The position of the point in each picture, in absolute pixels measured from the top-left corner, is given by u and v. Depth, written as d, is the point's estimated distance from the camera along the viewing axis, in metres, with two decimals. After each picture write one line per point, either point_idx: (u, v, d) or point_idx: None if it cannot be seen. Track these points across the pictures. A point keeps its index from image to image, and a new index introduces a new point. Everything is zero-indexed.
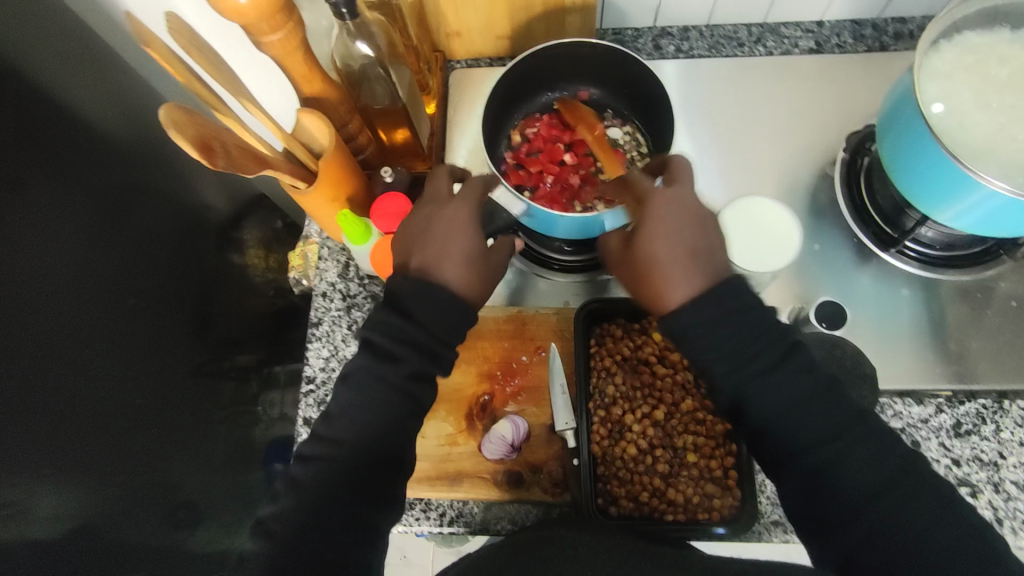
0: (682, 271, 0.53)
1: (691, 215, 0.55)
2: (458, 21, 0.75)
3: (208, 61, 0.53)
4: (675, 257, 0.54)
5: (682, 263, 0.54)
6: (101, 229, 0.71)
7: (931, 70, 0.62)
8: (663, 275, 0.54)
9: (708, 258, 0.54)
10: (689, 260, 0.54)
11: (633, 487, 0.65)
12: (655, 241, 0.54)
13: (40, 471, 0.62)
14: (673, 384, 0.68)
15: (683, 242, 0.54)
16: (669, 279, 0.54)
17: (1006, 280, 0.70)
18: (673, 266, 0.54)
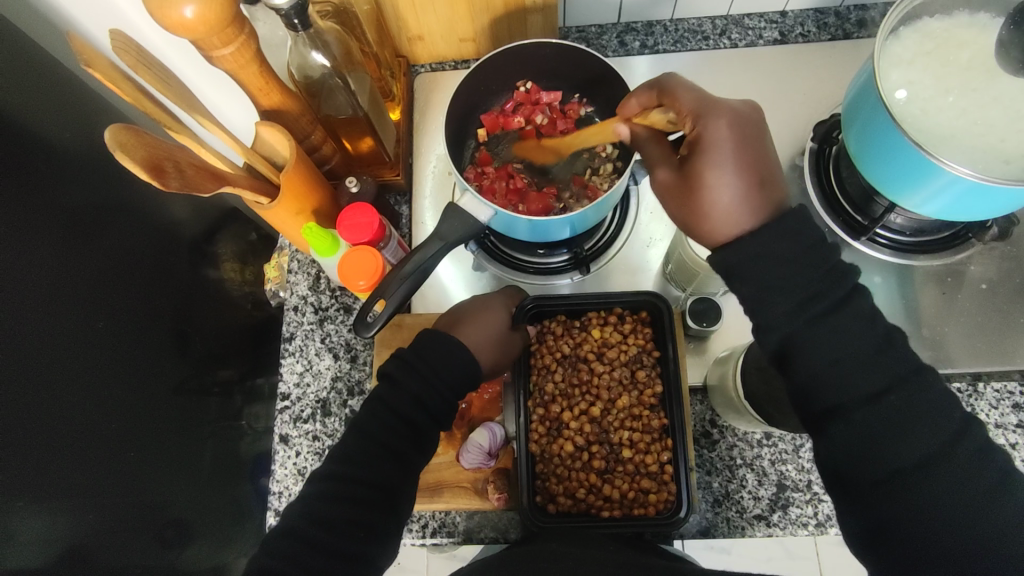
0: (746, 211, 0.48)
1: (749, 140, 0.50)
2: (418, 25, 0.74)
3: (158, 78, 0.51)
4: (739, 195, 0.48)
5: (745, 203, 0.48)
6: (67, 251, 0.70)
7: (891, 58, 0.62)
8: (724, 217, 0.49)
9: (770, 182, 0.49)
10: (752, 194, 0.48)
11: (569, 483, 0.63)
12: (715, 182, 0.49)
13: (13, 502, 0.60)
14: (611, 380, 0.66)
15: (744, 170, 0.49)
16: (730, 220, 0.49)
17: (976, 263, 0.71)
18: (737, 206, 0.49)
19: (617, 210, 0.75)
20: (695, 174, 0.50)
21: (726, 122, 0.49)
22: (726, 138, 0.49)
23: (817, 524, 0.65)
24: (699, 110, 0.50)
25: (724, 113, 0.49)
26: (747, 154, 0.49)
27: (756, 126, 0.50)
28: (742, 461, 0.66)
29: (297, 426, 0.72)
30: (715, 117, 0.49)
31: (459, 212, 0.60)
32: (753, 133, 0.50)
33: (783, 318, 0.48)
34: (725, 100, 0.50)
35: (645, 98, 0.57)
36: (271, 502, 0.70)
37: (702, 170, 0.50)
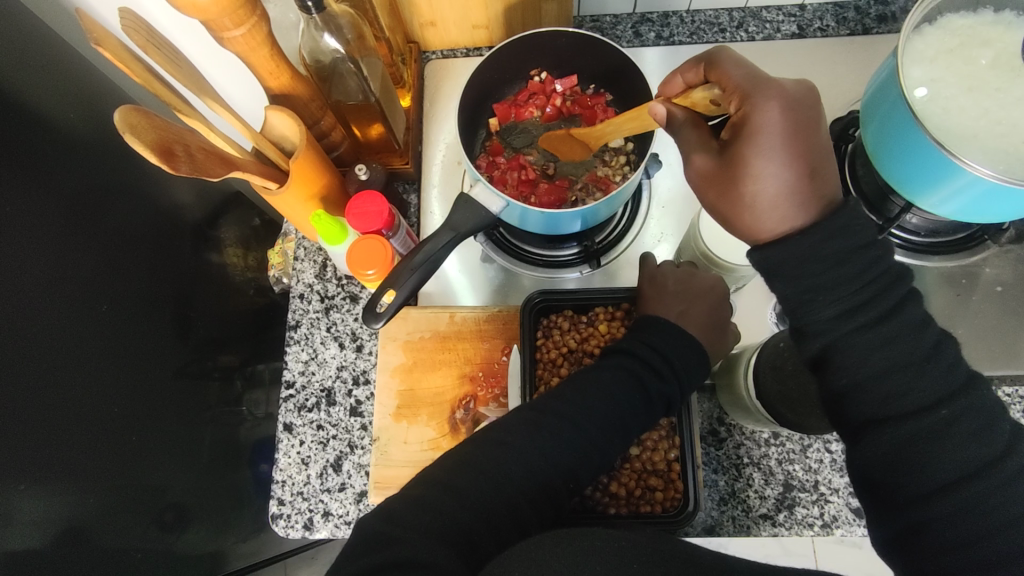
0: (794, 205, 0.46)
1: (800, 125, 0.47)
2: (431, 10, 0.73)
3: (168, 59, 0.50)
4: (786, 186, 0.46)
5: (794, 196, 0.46)
6: (70, 232, 0.69)
7: (914, 55, 0.61)
8: (769, 209, 0.47)
9: (821, 172, 0.47)
10: (801, 184, 0.46)
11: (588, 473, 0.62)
12: (762, 171, 0.46)
13: (13, 483, 0.59)
14: None
15: (794, 158, 0.46)
16: (774, 212, 0.47)
17: (991, 265, 0.70)
18: (783, 197, 0.46)
19: (628, 204, 0.74)
20: (740, 160, 0.47)
21: (778, 105, 0.46)
22: (776, 123, 0.46)
23: (823, 524, 0.64)
24: (750, 90, 0.47)
25: (776, 94, 0.47)
26: (799, 141, 0.47)
27: (810, 110, 0.47)
28: (749, 460, 0.66)
29: (302, 415, 0.71)
30: (766, 99, 0.46)
31: (470, 202, 0.59)
32: (807, 117, 0.47)
33: (811, 317, 0.46)
34: (777, 80, 0.47)
35: (690, 73, 0.54)
36: (274, 490, 0.69)
37: (747, 155, 0.47)
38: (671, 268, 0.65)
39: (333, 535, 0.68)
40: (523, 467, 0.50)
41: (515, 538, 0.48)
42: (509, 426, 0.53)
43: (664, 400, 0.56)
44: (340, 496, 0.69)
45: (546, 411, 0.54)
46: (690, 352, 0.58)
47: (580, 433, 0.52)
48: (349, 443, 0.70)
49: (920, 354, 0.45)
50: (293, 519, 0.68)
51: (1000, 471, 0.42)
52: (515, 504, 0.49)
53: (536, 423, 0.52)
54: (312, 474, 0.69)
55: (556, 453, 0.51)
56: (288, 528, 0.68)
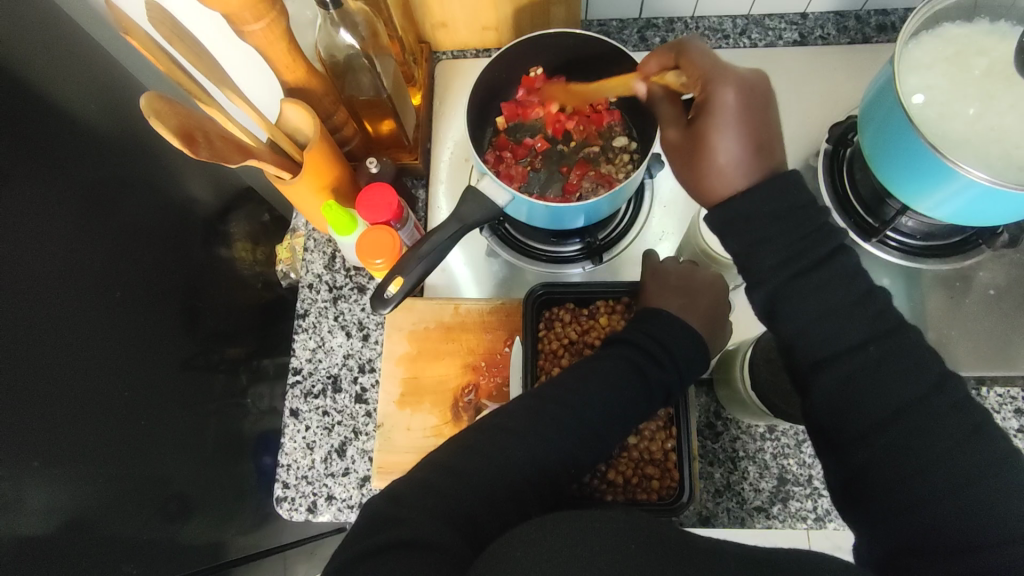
0: (738, 176, 0.50)
1: (753, 106, 0.50)
2: (443, 11, 0.75)
3: (189, 50, 0.52)
4: (736, 158, 0.50)
5: (740, 168, 0.50)
6: (88, 218, 0.70)
7: (911, 62, 0.62)
8: (717, 179, 0.50)
9: (769, 150, 0.50)
10: (749, 158, 0.50)
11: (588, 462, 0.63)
12: (715, 144, 0.50)
13: (31, 463, 0.59)
14: None
15: (746, 135, 0.50)
16: (722, 180, 0.50)
17: (985, 269, 0.72)
18: (732, 167, 0.50)
19: (631, 202, 0.75)
20: (697, 134, 0.52)
21: (734, 87, 0.50)
22: (730, 102, 0.50)
23: (816, 518, 0.65)
24: (709, 74, 0.51)
25: (733, 78, 0.50)
26: (752, 121, 0.50)
27: (765, 96, 0.51)
28: (745, 454, 0.67)
29: (308, 401, 0.73)
30: (723, 82, 0.50)
31: (478, 195, 0.61)
32: (760, 100, 0.51)
33: (809, 309, 0.48)
34: (736, 67, 0.51)
35: (665, 59, 0.58)
36: (279, 473, 0.70)
37: (703, 130, 0.51)
38: (672, 266, 0.67)
39: (336, 518, 0.70)
40: (524, 451, 0.51)
41: (516, 521, 0.49)
42: (511, 414, 0.54)
43: (665, 388, 0.58)
44: (344, 481, 0.70)
45: (547, 400, 0.55)
46: (688, 345, 0.60)
47: (579, 420, 0.54)
48: (353, 429, 0.72)
49: (912, 344, 0.46)
50: (297, 502, 0.70)
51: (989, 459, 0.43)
52: (517, 486, 0.50)
53: (538, 410, 0.54)
54: (317, 458, 0.71)
55: (556, 439, 0.53)
56: (292, 510, 0.69)
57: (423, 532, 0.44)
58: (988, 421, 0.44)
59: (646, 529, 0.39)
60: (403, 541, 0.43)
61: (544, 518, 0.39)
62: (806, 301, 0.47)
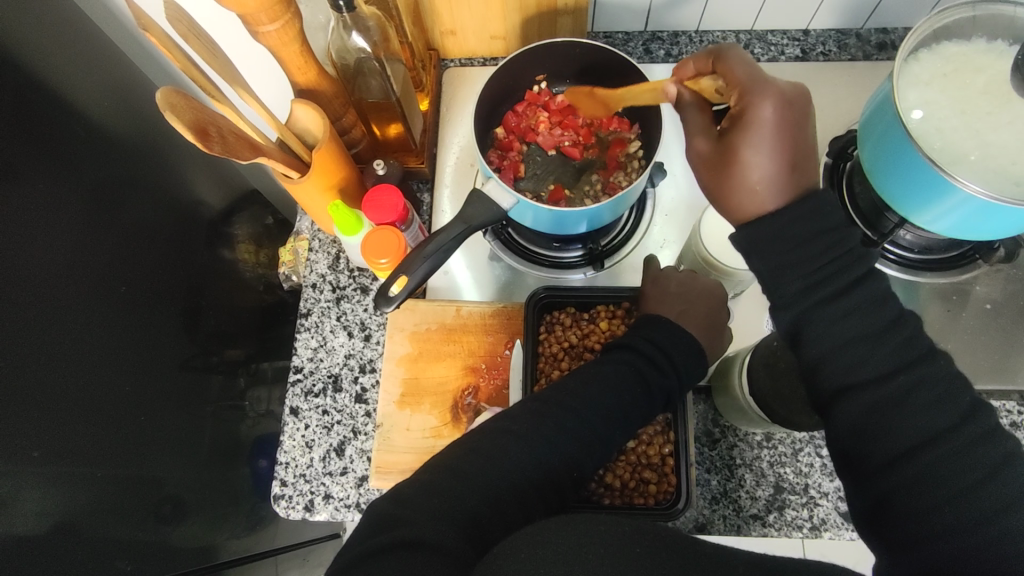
0: (772, 197, 0.49)
1: (793, 122, 0.49)
2: (452, 19, 0.77)
3: (206, 48, 0.53)
4: (769, 178, 0.49)
5: (774, 189, 0.49)
6: (95, 214, 0.71)
7: (910, 78, 0.64)
8: (750, 200, 0.49)
9: (803, 169, 0.49)
10: (784, 178, 0.48)
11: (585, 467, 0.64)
12: (750, 161, 0.49)
13: (33, 459, 0.59)
14: None
15: (782, 153, 0.48)
16: (757, 201, 0.49)
17: (982, 283, 0.73)
18: (766, 188, 0.49)
19: (633, 210, 0.77)
20: (731, 150, 0.50)
21: (773, 103, 0.48)
22: (769, 120, 0.48)
23: (812, 527, 0.66)
24: (749, 85, 0.49)
25: (774, 91, 0.48)
26: (787, 138, 0.49)
27: (802, 110, 0.49)
28: (742, 461, 0.68)
29: (308, 399, 0.73)
30: (764, 98, 0.48)
31: (483, 197, 0.62)
32: (800, 115, 0.49)
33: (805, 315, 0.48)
34: (775, 79, 0.49)
35: (700, 61, 0.55)
36: (278, 471, 0.71)
37: (739, 147, 0.49)
38: (675, 272, 0.67)
39: (334, 517, 0.70)
40: (525, 451, 0.51)
41: (522, 523, 0.49)
42: (516, 417, 0.54)
43: (665, 393, 0.58)
44: (342, 480, 0.71)
45: (550, 403, 0.55)
46: (689, 351, 0.60)
47: (579, 422, 0.54)
48: (353, 428, 0.72)
49: (913, 351, 0.46)
50: (295, 500, 0.70)
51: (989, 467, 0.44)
52: (518, 487, 0.50)
53: (542, 413, 0.54)
54: (315, 457, 0.71)
55: (560, 442, 0.53)
56: (289, 508, 0.70)
57: (428, 533, 0.44)
58: (988, 427, 0.44)
59: (650, 531, 0.39)
60: (408, 542, 0.43)
61: (547, 521, 0.39)
62: (809, 306, 0.47)
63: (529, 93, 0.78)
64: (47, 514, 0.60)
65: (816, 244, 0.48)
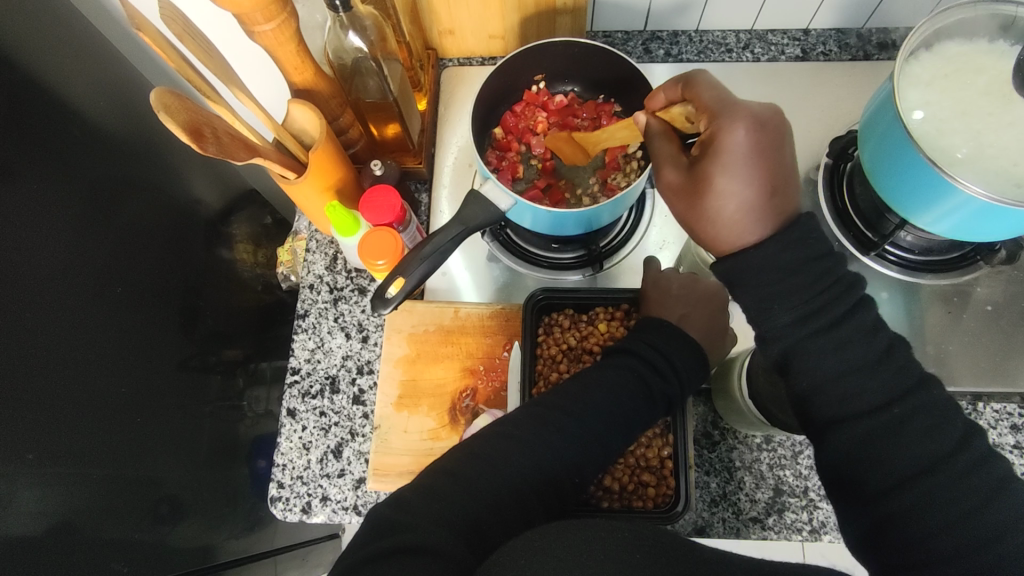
0: (750, 223, 0.49)
1: (766, 145, 0.49)
2: (451, 18, 0.77)
3: (201, 48, 0.52)
4: (746, 203, 0.49)
5: (751, 214, 0.49)
6: (92, 215, 0.70)
7: (911, 78, 0.63)
8: (727, 225, 0.50)
9: (782, 189, 0.49)
10: (760, 202, 0.49)
11: None
12: (723, 187, 0.50)
13: (29, 461, 0.59)
14: None
15: (755, 177, 0.49)
16: (735, 227, 0.50)
17: (983, 285, 0.72)
18: (743, 214, 0.49)
19: (632, 210, 0.76)
20: (704, 177, 0.51)
21: (743, 127, 0.49)
22: (741, 145, 0.49)
23: (811, 530, 0.65)
24: (717, 112, 0.50)
25: (742, 116, 0.49)
26: (761, 162, 0.49)
27: (776, 132, 0.50)
28: (741, 463, 0.67)
29: (305, 401, 0.73)
30: (732, 122, 0.49)
31: (480, 198, 0.61)
32: (773, 136, 0.50)
33: None
34: (743, 103, 0.50)
35: (670, 90, 0.56)
36: (274, 473, 0.70)
37: (712, 174, 0.50)
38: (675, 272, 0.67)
39: (331, 519, 0.70)
40: (524, 455, 0.51)
41: (522, 528, 0.49)
42: (517, 422, 0.54)
43: (663, 396, 0.58)
44: (339, 482, 0.70)
45: (550, 407, 0.55)
46: (689, 353, 0.60)
47: (577, 425, 0.54)
48: (350, 430, 0.72)
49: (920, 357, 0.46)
50: (291, 502, 0.70)
51: (993, 473, 0.43)
52: (518, 491, 0.50)
53: (542, 417, 0.54)
54: (312, 459, 0.71)
55: (560, 446, 0.53)
56: (286, 510, 0.69)
57: (427, 538, 0.43)
58: None
59: (650, 537, 0.38)
60: (406, 547, 0.42)
61: (547, 526, 0.38)
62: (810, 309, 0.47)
63: (528, 94, 0.77)
64: (43, 516, 0.59)
65: (816, 248, 0.48)
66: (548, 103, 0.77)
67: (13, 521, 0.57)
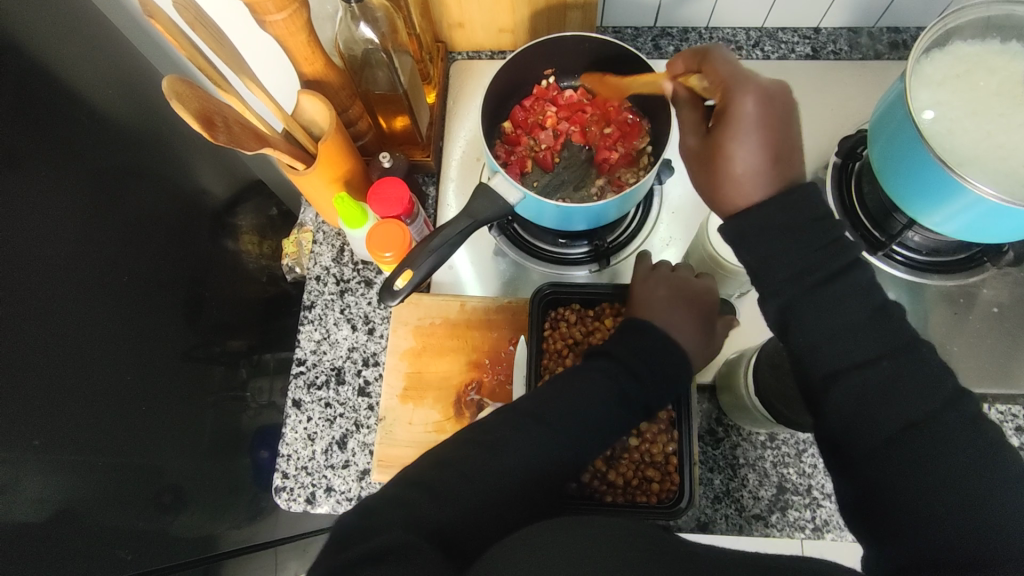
0: (757, 188, 0.49)
1: (774, 116, 0.49)
2: (461, 11, 0.76)
3: (212, 36, 0.52)
4: (753, 170, 0.49)
5: (758, 180, 0.49)
6: (98, 204, 0.70)
7: (923, 78, 0.63)
8: (735, 190, 0.50)
9: (790, 160, 0.50)
10: (768, 169, 0.49)
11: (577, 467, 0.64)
12: (734, 153, 0.50)
13: (35, 449, 0.59)
14: None
15: (765, 145, 0.49)
16: (742, 192, 0.50)
17: (989, 286, 0.72)
18: (751, 182, 0.50)
19: (640, 207, 0.76)
20: (715, 143, 0.51)
21: (754, 97, 0.49)
22: (751, 113, 0.49)
23: (814, 528, 0.65)
24: (728, 82, 0.50)
25: (754, 87, 0.49)
26: (772, 133, 0.49)
27: (784, 106, 0.50)
28: (745, 461, 0.67)
29: (310, 392, 0.73)
30: (745, 91, 0.49)
31: (489, 191, 0.62)
32: (784, 108, 0.50)
33: None
34: (755, 75, 0.49)
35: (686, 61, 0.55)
36: (279, 463, 0.71)
37: (721, 143, 0.51)
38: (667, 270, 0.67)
39: (335, 510, 0.70)
40: None
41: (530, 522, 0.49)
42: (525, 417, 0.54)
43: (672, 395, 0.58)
44: (343, 473, 0.70)
45: (556, 402, 0.55)
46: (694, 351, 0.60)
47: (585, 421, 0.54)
48: (355, 422, 0.72)
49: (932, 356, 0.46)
50: (296, 493, 0.70)
51: None
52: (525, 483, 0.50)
53: (550, 411, 0.54)
54: (317, 449, 0.71)
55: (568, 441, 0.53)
56: (290, 501, 0.70)
57: None
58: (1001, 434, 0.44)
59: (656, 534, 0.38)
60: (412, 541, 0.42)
61: (554, 522, 0.39)
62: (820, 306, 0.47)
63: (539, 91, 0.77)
64: (47, 503, 0.60)
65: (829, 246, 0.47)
66: (559, 99, 0.77)
67: (18, 508, 0.57)
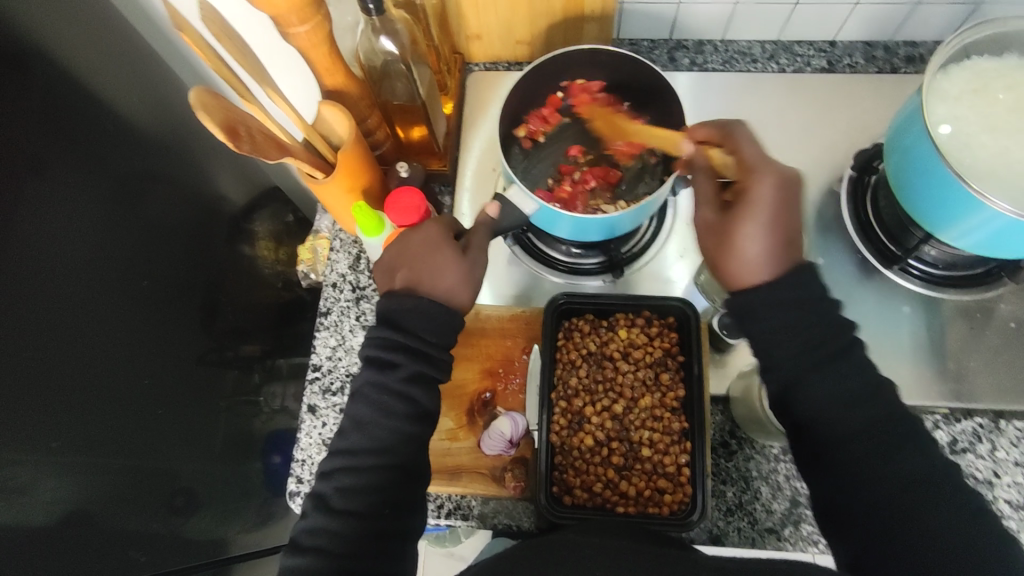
0: (768, 265, 0.54)
1: (787, 201, 0.55)
2: (479, 23, 0.77)
3: (236, 49, 0.53)
4: (766, 250, 0.54)
5: (770, 259, 0.54)
6: (121, 210, 0.72)
7: (939, 92, 0.63)
8: (745, 266, 0.55)
9: (795, 244, 0.55)
10: (778, 248, 0.54)
11: (588, 477, 0.64)
12: (747, 232, 0.54)
13: (54, 451, 0.60)
14: (635, 380, 0.67)
15: (775, 227, 0.54)
16: (751, 267, 0.54)
17: (1007, 302, 0.72)
18: (760, 262, 0.54)
19: (654, 218, 0.77)
20: (733, 221, 0.56)
21: (771, 183, 0.55)
22: (768, 197, 0.55)
23: (828, 543, 0.65)
24: (753, 165, 0.56)
25: (774, 175, 0.55)
26: (781, 218, 0.55)
27: (796, 195, 0.55)
28: (758, 474, 0.67)
29: (325, 398, 0.74)
30: (764, 176, 0.55)
31: (507, 204, 0.63)
32: (796, 200, 0.56)
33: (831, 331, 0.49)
34: (779, 163, 0.55)
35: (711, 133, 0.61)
36: (293, 468, 0.72)
37: (740, 218, 0.55)
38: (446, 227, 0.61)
39: None
40: None
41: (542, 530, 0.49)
42: None
43: None
44: None
45: None
46: None
47: None
48: None
49: None
50: None
51: None
52: None
53: None
54: None
55: None
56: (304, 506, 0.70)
57: None
58: None
59: None
60: None
61: None
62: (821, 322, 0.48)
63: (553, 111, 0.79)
64: (64, 505, 0.60)
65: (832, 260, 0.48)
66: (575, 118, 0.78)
67: (35, 509, 0.57)
